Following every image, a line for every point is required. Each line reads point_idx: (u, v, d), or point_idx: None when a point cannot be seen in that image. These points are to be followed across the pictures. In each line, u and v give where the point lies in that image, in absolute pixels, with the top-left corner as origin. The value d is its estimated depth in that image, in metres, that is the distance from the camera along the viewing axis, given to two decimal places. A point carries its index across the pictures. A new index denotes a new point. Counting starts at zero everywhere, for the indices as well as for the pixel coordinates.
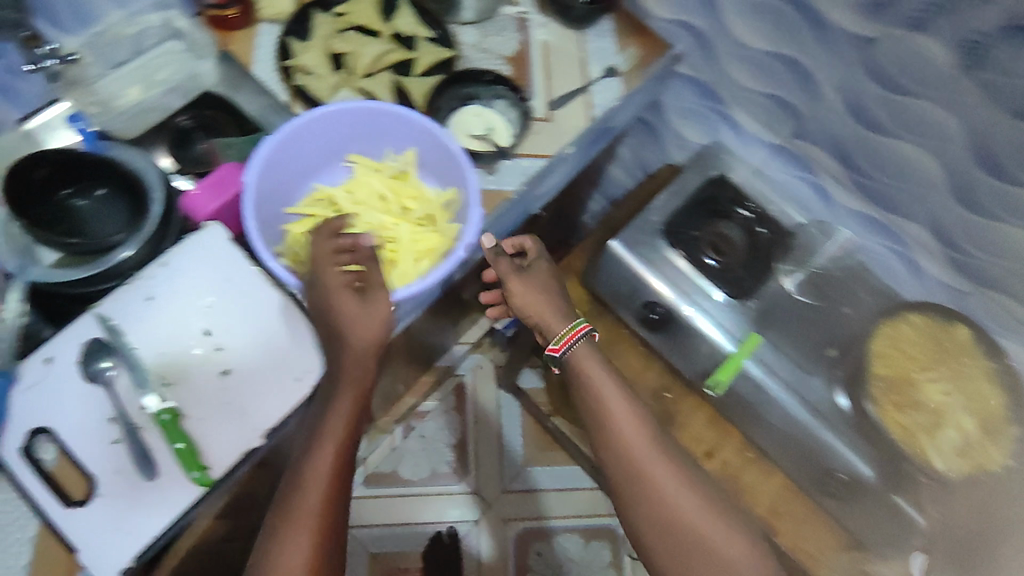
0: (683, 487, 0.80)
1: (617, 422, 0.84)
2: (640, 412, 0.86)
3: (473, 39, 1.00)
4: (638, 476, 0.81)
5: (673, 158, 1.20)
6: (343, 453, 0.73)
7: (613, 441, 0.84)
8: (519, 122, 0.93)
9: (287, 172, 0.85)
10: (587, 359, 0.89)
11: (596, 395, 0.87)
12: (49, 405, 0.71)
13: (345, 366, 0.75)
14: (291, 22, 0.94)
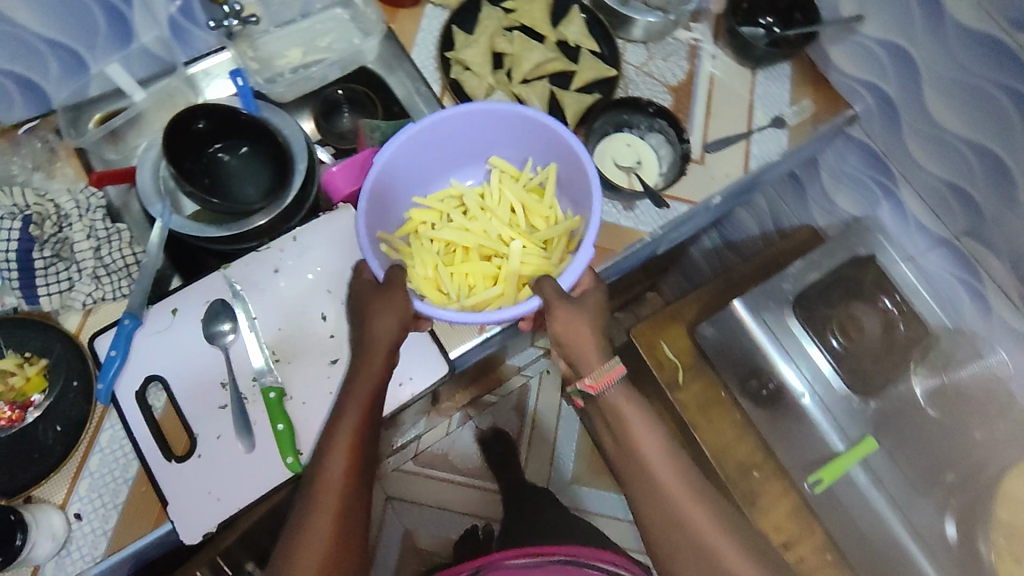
0: (732, 541, 0.68)
1: (652, 465, 0.71)
2: (671, 448, 0.73)
3: (638, 61, 0.95)
4: (700, 543, 0.67)
5: (813, 221, 1.12)
6: (355, 457, 0.66)
7: (650, 495, 0.70)
8: (671, 161, 0.87)
9: (422, 155, 0.80)
10: (620, 397, 0.74)
11: (629, 433, 0.72)
12: (168, 355, 0.73)
13: (364, 369, 0.70)
14: (460, 11, 0.91)
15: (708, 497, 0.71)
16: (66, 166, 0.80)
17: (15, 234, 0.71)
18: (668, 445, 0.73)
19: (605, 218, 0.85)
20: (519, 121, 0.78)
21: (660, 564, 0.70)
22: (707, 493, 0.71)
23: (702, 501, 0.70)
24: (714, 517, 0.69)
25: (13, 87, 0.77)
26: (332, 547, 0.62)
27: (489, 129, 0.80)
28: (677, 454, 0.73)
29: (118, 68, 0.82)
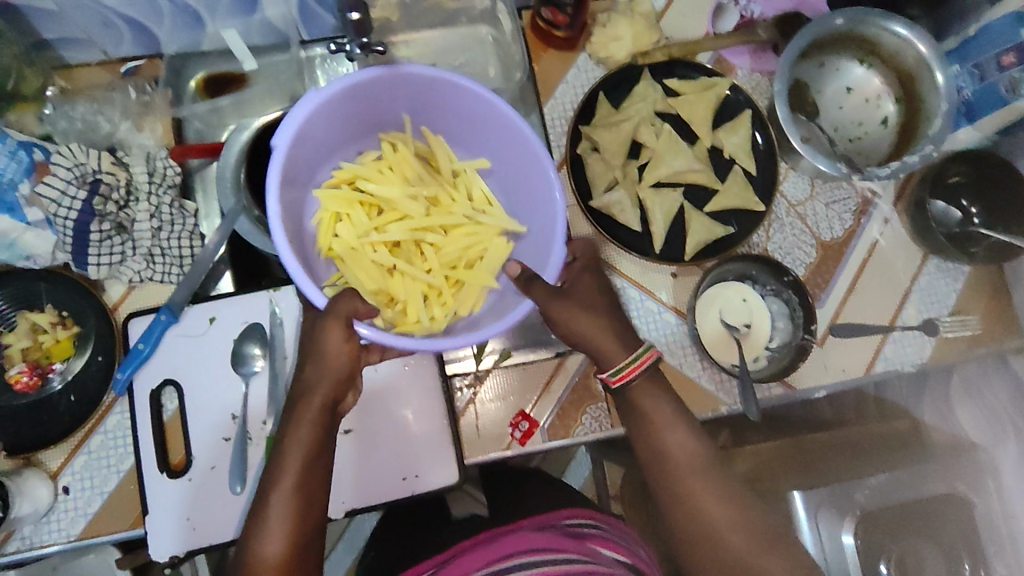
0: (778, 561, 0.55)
1: (690, 483, 0.57)
2: (698, 445, 0.59)
3: (795, 197, 0.80)
4: (739, 563, 0.55)
5: (920, 414, 0.90)
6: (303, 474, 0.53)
7: (692, 522, 0.57)
8: (785, 337, 0.75)
9: (323, 139, 0.58)
10: (649, 383, 0.60)
11: (664, 440, 0.59)
12: (190, 363, 0.70)
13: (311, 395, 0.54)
14: (614, 77, 0.78)
15: (742, 504, 0.57)
16: (157, 122, 0.74)
17: (78, 200, 0.66)
18: (699, 446, 0.59)
19: (683, 370, 0.75)
20: (431, 86, 0.59)
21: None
22: (742, 499, 0.57)
23: (741, 511, 0.56)
24: (756, 532, 0.56)
25: (122, 24, 0.69)
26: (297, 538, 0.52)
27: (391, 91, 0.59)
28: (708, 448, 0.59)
29: (235, 36, 0.74)
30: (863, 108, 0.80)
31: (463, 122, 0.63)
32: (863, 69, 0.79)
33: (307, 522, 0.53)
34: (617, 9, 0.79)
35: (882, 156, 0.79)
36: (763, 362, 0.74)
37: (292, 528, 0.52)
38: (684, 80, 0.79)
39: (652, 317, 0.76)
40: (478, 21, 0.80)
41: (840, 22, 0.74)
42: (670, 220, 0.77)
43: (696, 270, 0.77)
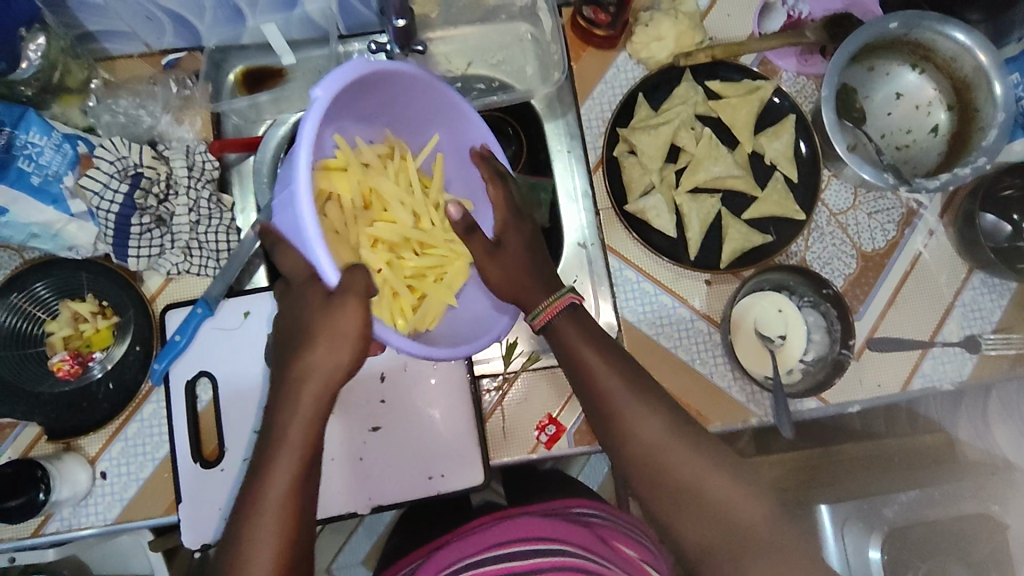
0: (719, 471, 0.52)
1: (607, 395, 0.55)
2: (615, 357, 0.56)
3: (837, 206, 0.78)
4: (680, 478, 0.52)
5: (954, 430, 0.86)
6: (297, 491, 0.50)
7: (620, 437, 0.54)
8: (821, 350, 0.73)
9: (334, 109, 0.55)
10: (569, 325, 0.58)
11: (577, 355, 0.56)
12: (224, 355, 0.71)
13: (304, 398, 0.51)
14: (653, 78, 0.77)
15: (673, 415, 0.54)
16: (197, 116, 0.75)
17: (119, 193, 0.68)
18: (615, 360, 0.56)
19: (715, 381, 0.74)
20: (449, 105, 0.61)
21: (664, 532, 0.53)
22: (672, 411, 0.54)
23: (669, 421, 0.54)
24: (689, 442, 0.53)
25: (165, 18, 0.70)
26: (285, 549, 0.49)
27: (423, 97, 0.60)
28: (626, 363, 0.56)
29: (275, 31, 0.74)
30: (912, 115, 0.78)
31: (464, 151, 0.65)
32: (915, 75, 0.77)
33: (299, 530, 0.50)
34: (659, 8, 0.77)
35: (930, 165, 0.76)
36: (797, 375, 0.73)
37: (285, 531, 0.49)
38: (727, 82, 0.77)
39: (684, 323, 0.75)
40: (518, 18, 0.80)
41: (895, 25, 0.71)
42: (709, 227, 0.75)
43: (731, 278, 0.76)
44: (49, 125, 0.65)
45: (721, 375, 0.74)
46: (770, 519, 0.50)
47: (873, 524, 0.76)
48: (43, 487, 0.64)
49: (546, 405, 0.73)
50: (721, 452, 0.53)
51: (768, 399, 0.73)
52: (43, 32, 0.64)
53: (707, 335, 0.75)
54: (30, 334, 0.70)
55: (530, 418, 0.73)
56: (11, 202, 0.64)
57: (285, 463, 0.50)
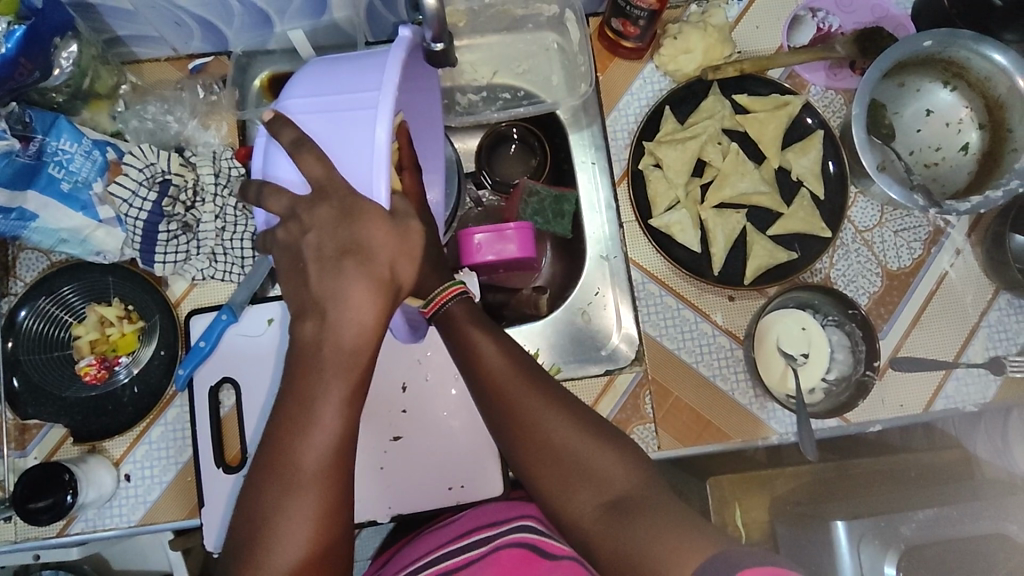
0: (600, 445, 0.53)
1: (494, 377, 0.55)
2: (506, 345, 0.57)
3: (863, 223, 0.78)
4: (564, 453, 0.53)
5: (973, 448, 0.77)
6: (331, 477, 0.46)
7: (508, 417, 0.54)
8: (845, 369, 0.73)
9: (358, 62, 0.50)
10: (464, 316, 0.56)
11: (467, 339, 0.56)
12: (247, 362, 0.71)
13: (336, 373, 0.46)
14: (680, 90, 0.77)
15: (557, 394, 0.55)
16: (222, 121, 0.75)
17: (148, 201, 0.68)
18: (504, 344, 0.57)
19: (736, 397, 0.74)
20: (429, 110, 0.67)
21: (552, 509, 0.53)
22: (556, 391, 0.56)
23: (552, 399, 0.55)
24: (573, 420, 0.54)
25: (193, 23, 0.70)
26: (323, 536, 0.45)
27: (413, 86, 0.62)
28: (514, 347, 0.57)
29: (303, 38, 0.74)
30: (942, 133, 0.77)
31: (422, 133, 0.66)
32: (947, 93, 0.76)
33: (336, 518, 0.46)
34: (688, 20, 0.77)
35: (960, 183, 0.76)
36: (820, 394, 0.73)
37: (321, 516, 0.45)
38: (755, 96, 0.77)
39: (708, 336, 0.74)
40: (545, 28, 0.80)
41: (929, 43, 0.71)
42: (733, 240, 0.75)
43: (756, 295, 0.75)
44: (79, 132, 0.66)
45: (744, 393, 0.74)
46: (659, 494, 0.51)
47: (889, 540, 0.66)
48: (71, 490, 0.64)
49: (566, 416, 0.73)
50: (603, 430, 0.55)
51: (787, 418, 0.73)
52: (75, 40, 0.64)
53: (728, 350, 0.74)
54: (58, 338, 0.70)
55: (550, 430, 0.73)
56: (42, 207, 0.65)
57: (319, 440, 0.45)
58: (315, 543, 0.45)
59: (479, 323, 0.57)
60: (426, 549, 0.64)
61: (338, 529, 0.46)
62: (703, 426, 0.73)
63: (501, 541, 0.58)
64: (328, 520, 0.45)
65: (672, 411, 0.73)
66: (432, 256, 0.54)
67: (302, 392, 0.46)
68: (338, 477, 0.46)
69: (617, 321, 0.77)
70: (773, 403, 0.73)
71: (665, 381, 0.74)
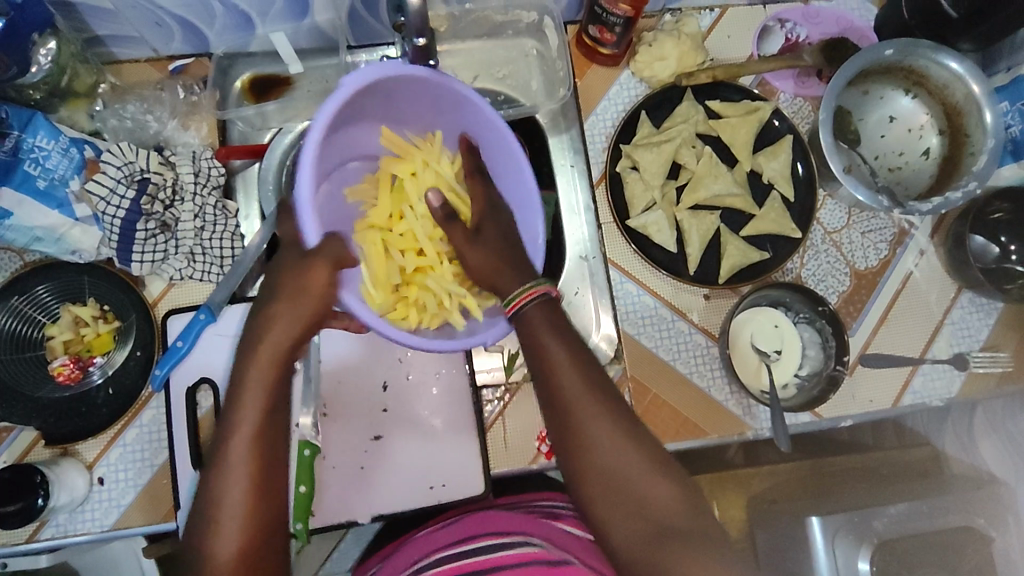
0: (661, 477, 0.51)
1: (568, 391, 0.52)
2: (583, 357, 0.53)
3: (832, 225, 0.81)
4: (622, 480, 0.50)
5: (941, 444, 0.80)
6: (262, 457, 0.48)
7: (572, 432, 0.51)
8: (816, 365, 0.75)
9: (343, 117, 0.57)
10: (540, 319, 0.54)
11: (544, 347, 0.53)
12: (225, 362, 0.70)
13: (262, 364, 0.50)
14: (655, 96, 0.79)
15: (627, 417, 0.52)
16: (202, 121, 0.75)
17: (126, 199, 0.68)
18: (580, 355, 0.53)
19: (713, 394, 0.75)
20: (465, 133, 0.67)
21: (597, 532, 0.51)
22: (615, 402, 0.52)
23: (622, 424, 0.51)
24: (627, 436, 0.51)
25: (174, 24, 0.70)
26: (257, 514, 0.48)
27: (466, 117, 0.62)
28: (590, 358, 0.54)
29: (284, 40, 0.74)
30: (905, 138, 0.80)
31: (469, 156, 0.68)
32: (909, 100, 0.80)
33: (271, 494, 0.49)
34: (662, 29, 0.80)
35: (922, 186, 0.79)
36: (793, 390, 0.74)
37: (254, 490, 0.48)
38: (727, 102, 0.80)
39: (684, 334, 0.76)
40: (525, 34, 0.82)
41: (891, 51, 0.74)
42: (710, 239, 0.77)
43: (730, 293, 0.77)
44: (56, 129, 0.66)
45: (720, 390, 0.75)
46: (709, 536, 0.50)
47: (862, 535, 0.68)
48: (42, 493, 0.63)
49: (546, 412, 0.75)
50: (665, 459, 0.52)
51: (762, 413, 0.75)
52: (54, 37, 0.64)
53: (704, 349, 0.76)
54: (29, 338, 0.69)
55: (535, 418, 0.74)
56: (17, 205, 0.65)
57: (247, 418, 0.48)
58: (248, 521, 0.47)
59: (556, 332, 0.53)
60: (424, 552, 0.63)
61: (274, 509, 0.49)
62: (681, 423, 0.74)
63: (515, 550, 0.57)
64: (262, 499, 0.48)
65: (649, 409, 0.74)
66: (508, 254, 0.57)
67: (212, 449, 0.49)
68: (270, 458, 0.49)
69: (597, 321, 0.77)
70: (746, 400, 0.75)
71: (644, 379, 0.75)
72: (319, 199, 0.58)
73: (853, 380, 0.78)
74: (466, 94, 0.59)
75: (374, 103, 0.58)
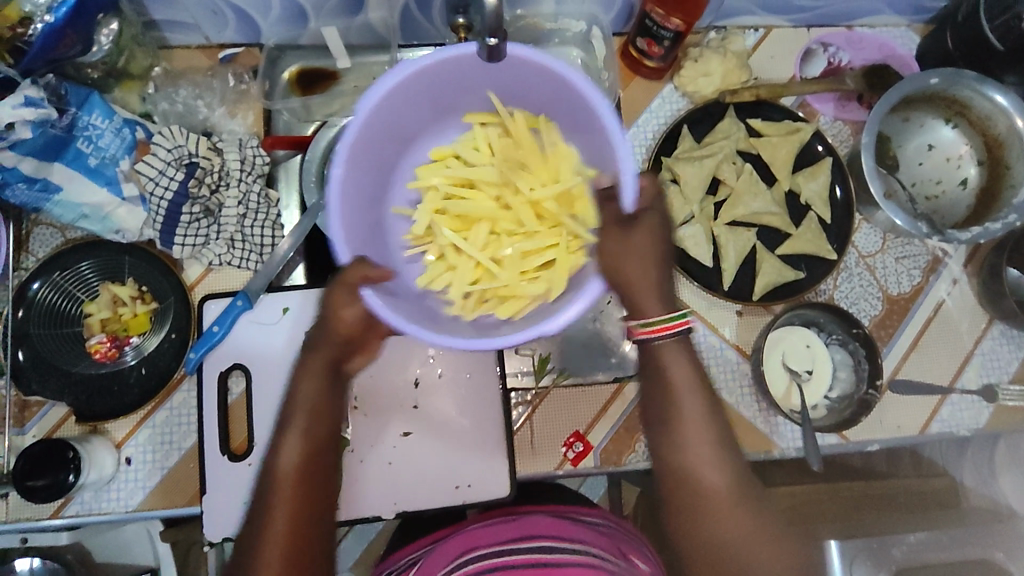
0: (765, 545, 0.52)
1: (690, 446, 0.53)
2: (710, 414, 0.54)
3: (866, 249, 0.81)
4: (726, 545, 0.52)
5: (962, 476, 0.80)
6: (321, 412, 0.54)
7: (684, 490, 0.53)
8: (846, 388, 0.75)
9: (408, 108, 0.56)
10: (679, 357, 0.54)
11: (673, 399, 0.54)
12: (258, 350, 0.70)
13: (327, 333, 0.54)
14: (698, 110, 0.80)
15: (742, 481, 0.53)
16: (249, 110, 0.76)
17: (174, 181, 0.69)
18: (709, 411, 0.54)
19: (742, 410, 0.75)
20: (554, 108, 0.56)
21: None
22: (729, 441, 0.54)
23: (738, 489, 0.53)
24: (740, 497, 0.52)
25: (231, 13, 0.71)
26: (304, 471, 0.53)
27: (579, 121, 0.56)
28: (718, 412, 0.54)
29: (335, 34, 0.74)
30: (944, 167, 0.81)
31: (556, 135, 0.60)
32: (949, 129, 0.80)
33: (322, 453, 0.54)
34: (709, 45, 0.81)
35: (958, 216, 0.80)
36: (822, 410, 0.74)
37: (307, 447, 0.53)
38: (769, 121, 0.80)
39: (714, 348, 0.76)
40: (570, 43, 0.82)
41: (936, 80, 0.75)
42: (747, 255, 0.77)
43: (763, 311, 0.77)
44: (111, 109, 0.66)
45: (749, 407, 0.75)
46: None
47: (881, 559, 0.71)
48: (73, 469, 0.63)
49: (573, 417, 0.75)
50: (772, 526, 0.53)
51: (788, 431, 0.75)
52: (117, 17, 0.65)
53: (735, 364, 0.76)
54: (67, 314, 0.69)
55: (563, 422, 0.75)
56: (68, 181, 0.66)
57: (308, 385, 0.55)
58: (300, 465, 0.53)
59: (688, 383, 0.54)
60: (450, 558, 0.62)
61: (320, 466, 0.54)
62: None
63: (559, 555, 0.58)
64: (308, 458, 0.53)
65: None
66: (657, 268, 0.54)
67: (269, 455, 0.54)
68: (323, 421, 0.54)
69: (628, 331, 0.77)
70: (774, 418, 0.75)
71: None
72: (366, 173, 0.56)
73: (882, 405, 0.78)
74: (586, 96, 0.52)
75: (473, 74, 0.55)
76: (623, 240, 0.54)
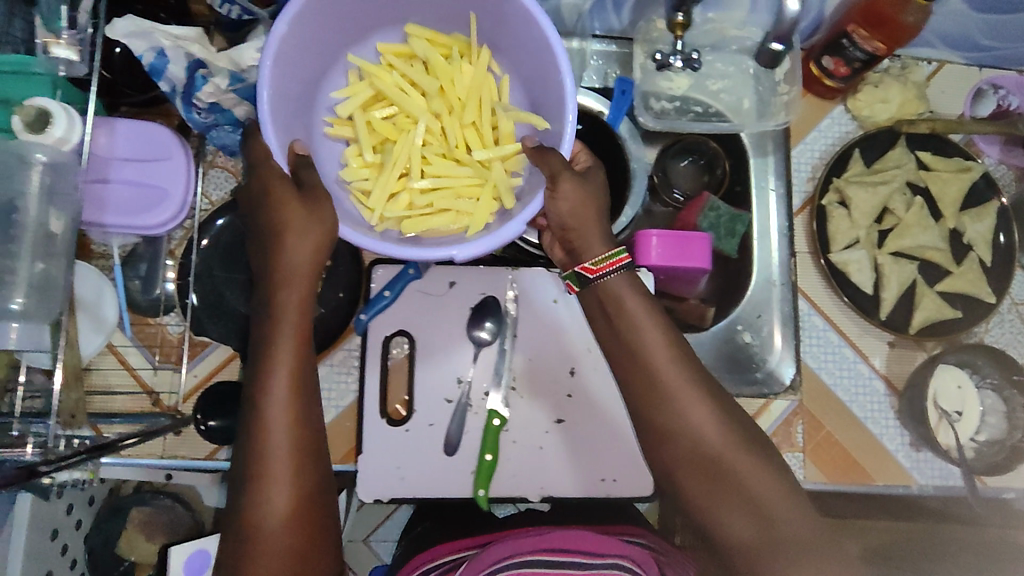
0: (756, 461, 0.53)
1: (654, 368, 0.55)
2: (675, 339, 0.56)
3: (1021, 296, 0.80)
4: (716, 462, 0.52)
5: None
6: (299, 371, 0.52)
7: (660, 418, 0.54)
8: (996, 433, 0.74)
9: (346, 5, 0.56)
10: (630, 289, 0.57)
11: (632, 328, 0.56)
12: (426, 320, 0.71)
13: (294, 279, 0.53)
14: (871, 136, 0.79)
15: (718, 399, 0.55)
16: None
17: None
18: (670, 336, 0.56)
19: (884, 441, 0.76)
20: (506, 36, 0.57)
21: (700, 520, 0.53)
22: (721, 397, 0.55)
23: (719, 406, 0.54)
24: (724, 425, 0.54)
25: None
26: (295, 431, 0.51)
27: (526, 48, 0.57)
28: (678, 337, 0.57)
29: None
30: None
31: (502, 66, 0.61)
32: None
33: (307, 415, 0.52)
34: (890, 72, 0.81)
35: None
36: (970, 452, 0.74)
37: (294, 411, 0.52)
38: (940, 156, 0.80)
39: (860, 377, 0.77)
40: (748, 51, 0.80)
41: None
42: (909, 289, 0.77)
43: (914, 345, 0.78)
44: None
45: (893, 438, 0.77)
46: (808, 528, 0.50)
47: None
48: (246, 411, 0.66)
49: None
50: (760, 444, 0.54)
51: (928, 467, 0.76)
52: None
53: (881, 395, 0.77)
54: (240, 259, 0.69)
55: None
56: None
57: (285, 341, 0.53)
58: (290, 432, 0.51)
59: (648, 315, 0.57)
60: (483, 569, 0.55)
61: (309, 430, 0.52)
62: (849, 463, 0.76)
63: None
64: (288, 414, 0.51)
65: (820, 443, 0.76)
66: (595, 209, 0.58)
67: (248, 417, 0.52)
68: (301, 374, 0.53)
69: (779, 348, 0.78)
70: (914, 451, 0.76)
71: (819, 412, 0.77)
72: (301, 52, 0.55)
73: None
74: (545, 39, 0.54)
75: None
76: (549, 190, 0.55)
